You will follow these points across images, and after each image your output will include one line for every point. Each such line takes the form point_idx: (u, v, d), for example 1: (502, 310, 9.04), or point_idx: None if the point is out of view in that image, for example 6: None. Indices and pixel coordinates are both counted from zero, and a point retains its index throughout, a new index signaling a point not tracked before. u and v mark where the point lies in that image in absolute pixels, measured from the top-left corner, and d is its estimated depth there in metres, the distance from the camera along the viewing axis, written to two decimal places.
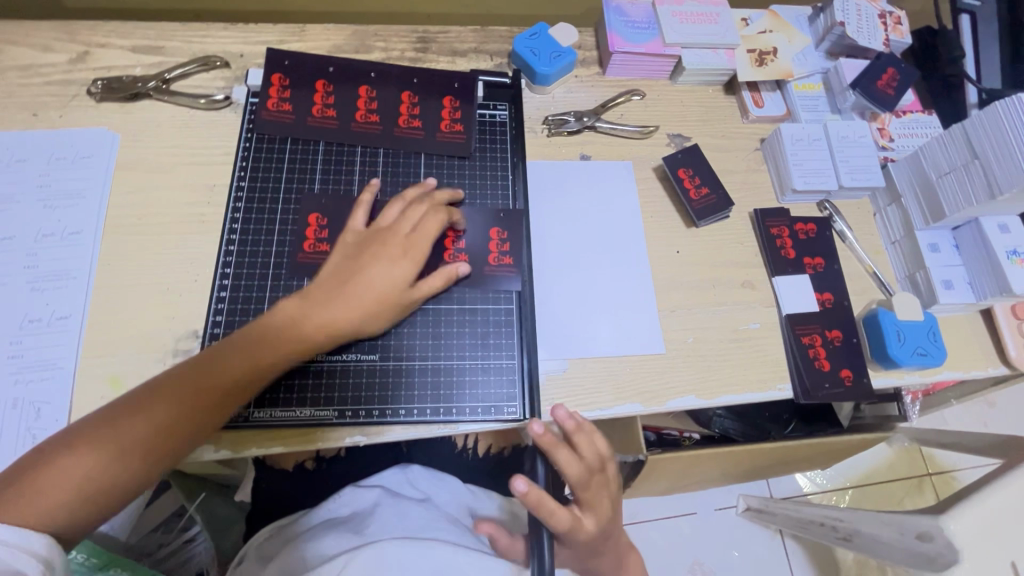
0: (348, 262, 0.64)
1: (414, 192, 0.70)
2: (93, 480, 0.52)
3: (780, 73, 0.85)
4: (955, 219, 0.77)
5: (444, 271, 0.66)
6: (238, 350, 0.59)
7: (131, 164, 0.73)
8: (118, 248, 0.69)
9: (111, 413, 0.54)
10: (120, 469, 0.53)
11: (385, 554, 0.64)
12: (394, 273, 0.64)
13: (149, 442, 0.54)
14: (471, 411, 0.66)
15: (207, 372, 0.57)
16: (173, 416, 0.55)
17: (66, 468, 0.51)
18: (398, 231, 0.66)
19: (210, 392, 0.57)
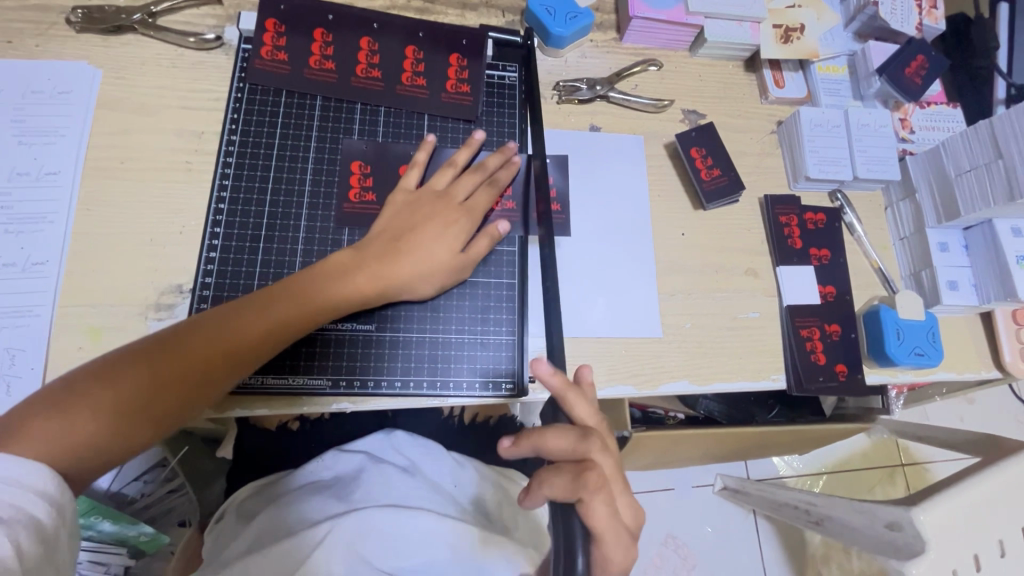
0: (403, 223, 0.63)
1: (465, 156, 0.67)
2: (115, 423, 0.49)
3: (804, 53, 0.81)
4: (968, 219, 0.75)
5: (487, 231, 0.64)
6: (285, 298, 0.57)
7: (113, 103, 0.69)
8: (99, 194, 0.66)
9: (138, 352, 0.52)
10: (141, 413, 0.50)
11: (371, 522, 0.65)
12: (448, 238, 0.63)
13: (168, 391, 0.51)
14: (468, 387, 0.64)
15: (248, 319, 0.55)
16: (196, 367, 0.53)
17: (86, 408, 0.48)
18: (452, 198, 0.65)
19: (239, 345, 0.54)
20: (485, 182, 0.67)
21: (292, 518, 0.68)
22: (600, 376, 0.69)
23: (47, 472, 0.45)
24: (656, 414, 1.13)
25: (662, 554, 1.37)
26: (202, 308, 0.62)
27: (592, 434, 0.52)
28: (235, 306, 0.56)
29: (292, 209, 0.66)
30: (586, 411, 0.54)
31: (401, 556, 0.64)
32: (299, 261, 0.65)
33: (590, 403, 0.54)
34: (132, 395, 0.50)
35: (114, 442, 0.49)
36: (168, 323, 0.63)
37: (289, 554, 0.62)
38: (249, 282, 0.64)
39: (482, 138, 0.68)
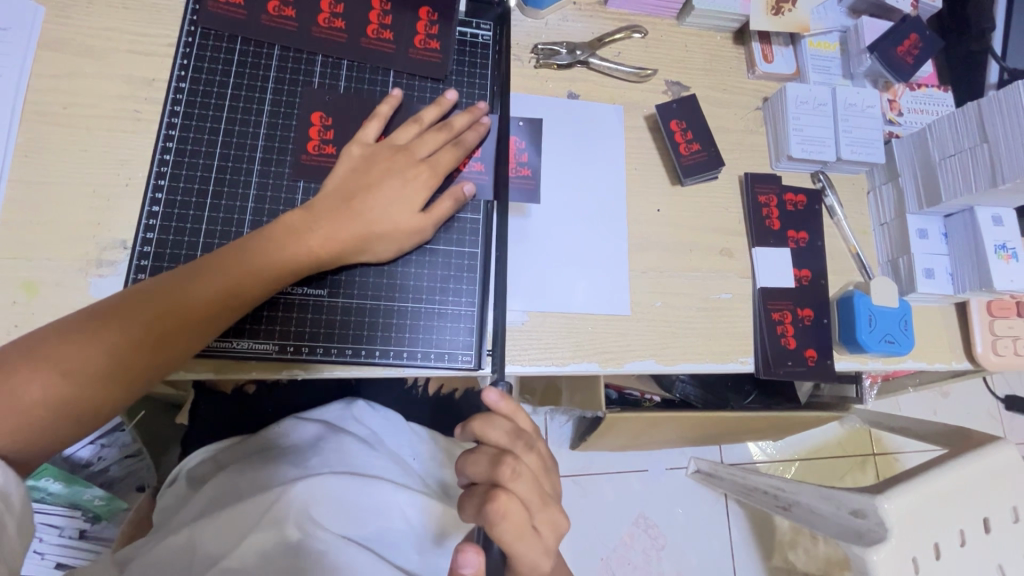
0: (360, 178, 0.59)
1: (432, 115, 0.64)
2: (54, 400, 0.47)
3: (796, 26, 0.76)
4: (949, 206, 0.73)
5: (451, 192, 0.61)
6: (233, 264, 0.54)
7: (57, 44, 0.64)
8: (39, 140, 0.62)
9: (78, 325, 0.49)
10: (89, 390, 0.49)
11: (328, 487, 0.63)
12: (409, 198, 0.60)
13: (116, 363, 0.49)
14: (423, 357, 0.61)
15: (193, 290, 0.52)
16: (143, 336, 0.50)
17: (20, 387, 0.46)
18: (412, 154, 0.61)
19: (189, 311, 0.52)
20: (450, 140, 0.63)
21: (246, 482, 0.66)
22: (563, 351, 0.68)
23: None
24: (631, 396, 1.12)
25: (632, 533, 1.39)
26: (142, 264, 0.59)
27: (505, 460, 0.49)
28: (177, 275, 0.53)
29: (243, 165, 0.62)
30: (501, 430, 0.50)
31: (358, 524, 0.63)
32: (249, 219, 0.61)
33: (500, 422, 0.50)
34: (69, 373, 0.48)
35: (62, 422, 0.48)
36: (110, 280, 0.59)
37: (244, 514, 0.60)
38: (194, 239, 0.60)
39: (455, 98, 0.65)
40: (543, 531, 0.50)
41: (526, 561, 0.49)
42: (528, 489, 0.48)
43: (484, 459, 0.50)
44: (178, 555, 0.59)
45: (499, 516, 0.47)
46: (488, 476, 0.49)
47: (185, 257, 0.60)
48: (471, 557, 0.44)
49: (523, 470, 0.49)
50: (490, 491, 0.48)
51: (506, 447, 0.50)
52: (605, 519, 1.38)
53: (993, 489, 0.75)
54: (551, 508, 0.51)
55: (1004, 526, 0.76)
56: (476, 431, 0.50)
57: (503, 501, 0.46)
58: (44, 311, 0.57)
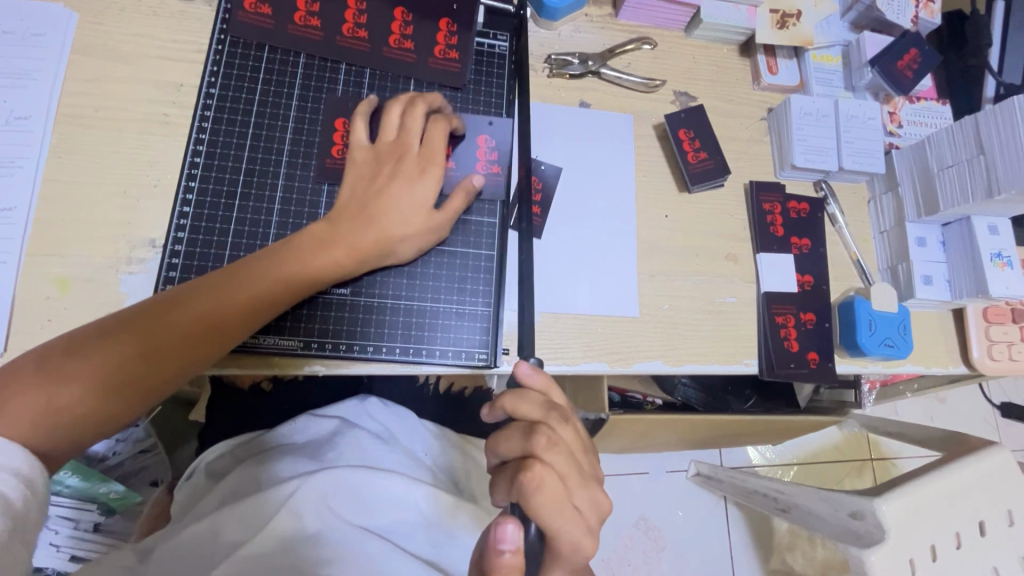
0: (368, 183, 0.61)
1: (434, 107, 0.65)
2: (94, 403, 0.50)
3: (799, 39, 0.79)
4: (947, 215, 0.76)
5: (462, 186, 0.64)
6: (265, 273, 0.56)
7: (90, 49, 0.67)
8: (72, 142, 0.64)
9: (114, 326, 0.51)
10: (124, 390, 0.51)
11: (345, 480, 0.65)
12: (418, 194, 0.61)
13: (150, 364, 0.52)
14: (441, 355, 0.64)
15: (227, 298, 0.54)
16: (176, 338, 0.52)
17: (63, 390, 0.48)
18: (414, 151, 0.62)
19: (221, 316, 0.54)
20: (452, 135, 0.64)
21: (264, 475, 0.67)
22: (574, 351, 0.70)
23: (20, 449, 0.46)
24: (634, 399, 1.14)
25: (633, 534, 1.41)
26: (172, 263, 0.61)
27: (538, 431, 0.51)
28: (209, 283, 0.55)
29: (269, 168, 0.65)
30: (533, 403, 0.53)
31: (375, 514, 0.65)
32: (275, 221, 0.63)
33: (531, 397, 0.53)
34: (108, 378, 0.50)
35: (95, 420, 0.50)
36: (140, 277, 0.61)
37: (265, 505, 0.62)
38: (222, 240, 0.62)
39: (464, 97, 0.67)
40: (583, 507, 0.50)
41: (568, 539, 0.49)
42: (564, 462, 0.50)
43: (517, 434, 0.52)
44: (200, 545, 0.60)
45: (535, 487, 0.48)
46: (522, 449, 0.51)
47: (213, 256, 0.62)
48: (510, 531, 0.44)
49: (558, 440, 0.51)
50: (525, 461, 0.49)
51: (539, 419, 0.52)
52: (607, 520, 1.40)
53: (987, 490, 0.78)
54: (590, 485, 0.51)
55: (998, 527, 0.78)
56: (509, 407, 0.53)
57: (537, 471, 0.48)
58: (76, 307, 0.59)
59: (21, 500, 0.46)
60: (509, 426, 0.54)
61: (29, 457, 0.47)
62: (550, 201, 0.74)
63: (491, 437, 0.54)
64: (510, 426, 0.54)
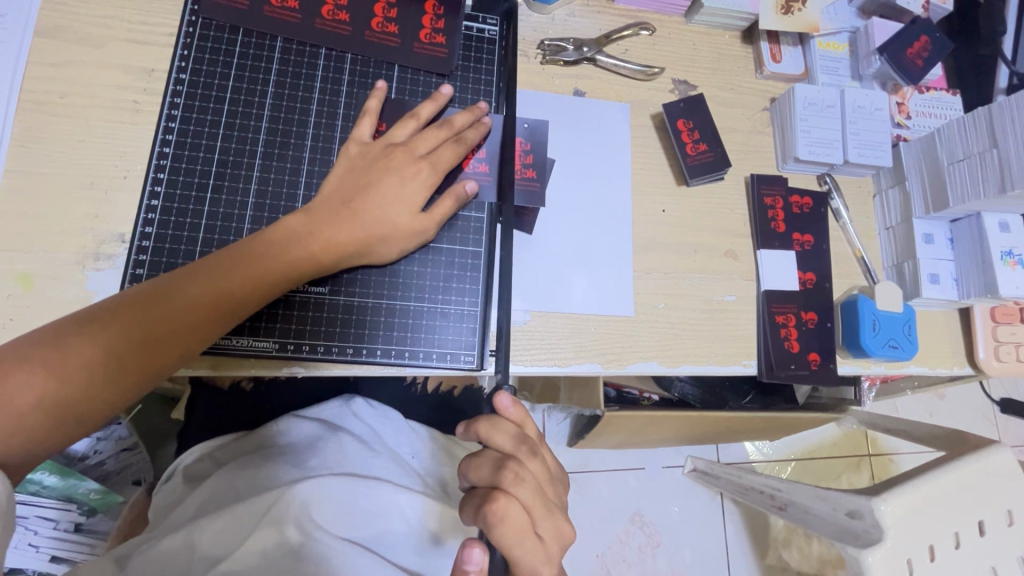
0: (358, 177, 0.58)
1: (429, 110, 0.63)
2: (59, 404, 0.47)
3: (804, 26, 0.75)
4: (956, 211, 0.73)
5: (452, 191, 0.61)
6: (237, 268, 0.53)
7: (53, 31, 0.63)
8: (35, 130, 0.60)
9: (81, 323, 0.48)
10: (88, 392, 0.48)
11: (327, 488, 0.63)
12: (409, 198, 0.58)
13: (118, 363, 0.49)
14: (425, 357, 0.61)
15: (198, 295, 0.51)
16: (146, 336, 0.49)
17: (17, 392, 0.45)
18: (411, 151, 0.60)
19: (192, 312, 0.51)
20: (451, 138, 0.62)
21: (243, 482, 0.65)
22: (566, 352, 0.67)
23: None
24: (631, 395, 1.12)
25: (628, 531, 1.39)
26: (140, 259, 0.58)
27: (507, 465, 0.48)
28: (178, 278, 0.52)
29: (244, 159, 0.61)
30: (505, 435, 0.49)
31: (359, 525, 0.63)
32: (249, 215, 0.60)
33: (504, 427, 0.50)
34: (67, 378, 0.47)
35: (59, 423, 0.47)
36: (108, 274, 0.58)
37: (243, 517, 0.59)
38: (194, 234, 0.59)
39: (450, 94, 0.64)
40: (546, 538, 0.48)
41: (527, 571, 0.47)
42: (530, 496, 0.47)
43: (486, 463, 0.49)
44: (175, 556, 0.58)
45: (498, 521, 0.46)
46: (490, 480, 0.48)
47: (184, 252, 0.58)
48: (475, 554, 0.45)
49: (525, 474, 0.48)
50: (490, 493, 0.47)
51: (509, 451, 0.49)
52: (602, 516, 1.39)
53: (990, 494, 0.76)
54: (555, 517, 0.49)
55: (1000, 530, 0.76)
56: (481, 434, 0.50)
57: (501, 506, 0.46)
58: (39, 306, 0.56)
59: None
60: (480, 452, 0.51)
61: None
62: (544, 162, 0.69)
63: (462, 462, 0.51)
64: (481, 452, 0.51)
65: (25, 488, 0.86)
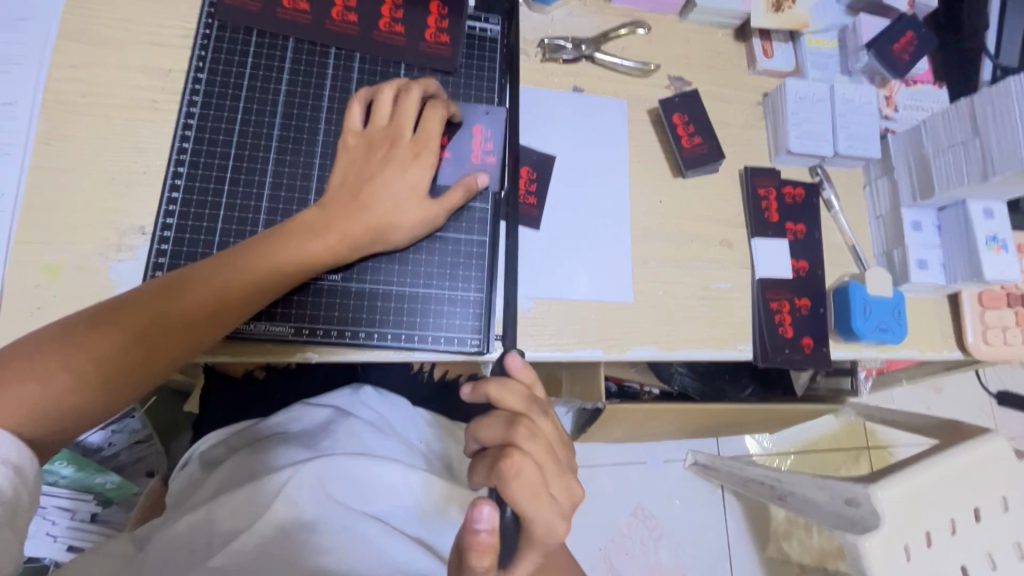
0: (361, 169, 0.61)
1: (438, 106, 0.66)
2: (92, 387, 0.49)
3: (794, 23, 0.78)
4: (942, 199, 0.76)
5: (464, 182, 0.64)
6: (256, 260, 0.55)
7: (75, 34, 0.66)
8: (59, 128, 0.63)
9: (110, 311, 0.51)
10: (118, 377, 0.51)
11: (341, 468, 0.65)
12: (417, 187, 0.61)
13: (146, 349, 0.51)
14: (433, 340, 0.63)
15: (219, 285, 0.54)
16: (170, 323, 0.52)
17: (54, 378, 0.48)
18: (409, 138, 0.62)
19: (214, 300, 0.54)
20: (447, 124, 0.64)
21: (257, 463, 0.67)
22: (568, 337, 0.70)
23: (12, 439, 0.45)
24: (631, 388, 1.14)
25: (631, 523, 1.41)
26: (161, 249, 0.60)
27: (519, 421, 0.51)
28: (200, 269, 0.54)
29: (259, 154, 0.64)
30: (516, 396, 0.52)
31: (371, 502, 0.65)
32: (264, 207, 0.63)
33: (514, 389, 0.52)
34: (100, 364, 0.50)
35: (92, 406, 0.50)
36: (130, 265, 0.61)
37: (258, 496, 0.62)
38: (212, 225, 0.62)
39: (445, 81, 0.66)
40: (557, 495, 0.50)
41: (541, 526, 0.50)
42: (542, 451, 0.50)
43: (498, 420, 0.51)
44: (196, 535, 0.60)
45: (513, 475, 0.48)
46: (502, 437, 0.50)
47: (203, 243, 0.61)
48: (486, 511, 0.45)
49: (537, 431, 0.51)
50: (503, 450, 0.49)
51: (521, 410, 0.52)
52: (604, 508, 1.41)
53: (981, 473, 0.78)
54: (566, 477, 0.52)
55: (991, 510, 0.78)
56: (491, 395, 0.52)
57: (515, 459, 0.48)
58: (64, 295, 0.59)
59: (11, 490, 0.45)
60: (491, 413, 0.53)
61: (19, 445, 0.46)
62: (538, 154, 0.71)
63: (472, 424, 0.53)
64: (491, 413, 0.53)
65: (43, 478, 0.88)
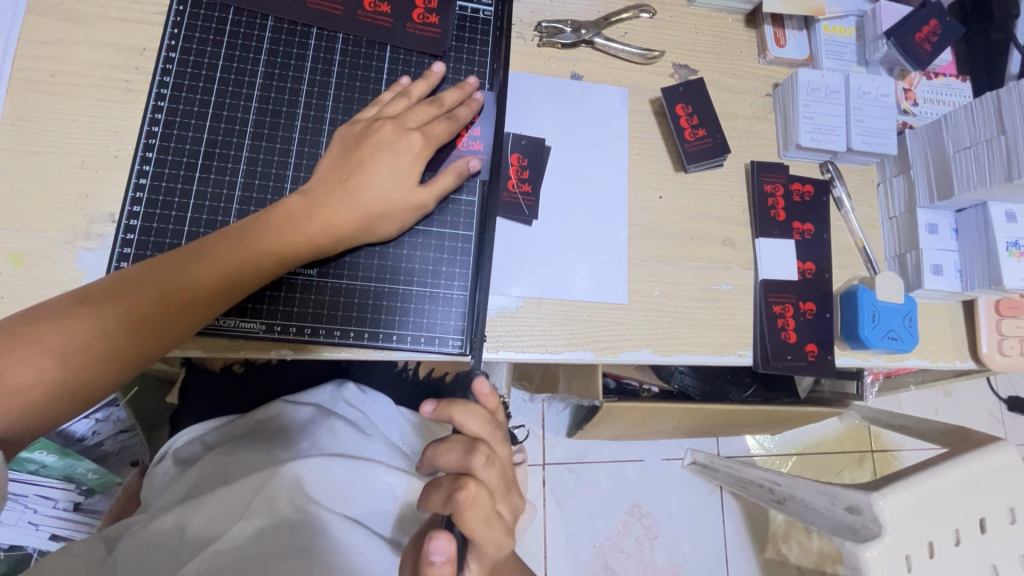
0: (349, 155, 0.58)
1: (421, 91, 0.62)
2: (52, 383, 0.47)
3: (809, 9, 0.73)
4: (961, 201, 0.71)
5: (455, 167, 0.61)
6: (232, 251, 0.53)
7: (44, 9, 0.62)
8: (26, 109, 0.60)
9: (76, 301, 0.48)
10: (82, 374, 0.48)
11: (319, 469, 0.63)
12: (401, 172, 0.58)
13: (115, 344, 0.48)
14: (413, 340, 0.61)
15: (192, 276, 0.51)
16: (140, 316, 0.49)
17: (16, 370, 0.45)
18: (401, 124, 0.59)
19: (188, 294, 0.51)
20: (442, 116, 0.62)
21: (234, 463, 0.65)
22: (558, 338, 0.66)
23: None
24: (630, 386, 1.11)
25: (626, 522, 1.39)
26: (127, 238, 0.58)
27: (479, 447, 0.47)
28: (177, 257, 0.52)
29: (233, 139, 0.61)
30: (480, 422, 0.49)
31: (351, 506, 0.63)
32: (237, 196, 0.60)
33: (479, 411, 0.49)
34: (64, 361, 0.47)
35: (59, 403, 0.48)
36: (98, 254, 0.58)
37: (236, 497, 0.59)
38: (182, 214, 0.59)
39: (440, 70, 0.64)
40: (506, 517, 0.49)
41: (490, 551, 0.48)
42: (498, 478, 0.47)
43: (456, 446, 0.47)
44: (164, 538, 0.57)
45: (468, 507, 0.45)
46: (459, 464, 0.47)
47: (171, 232, 0.58)
48: (443, 545, 0.43)
49: (496, 457, 0.47)
50: (460, 479, 0.46)
51: (482, 434, 0.48)
52: (599, 507, 1.38)
53: (990, 490, 0.74)
54: (515, 498, 0.50)
55: (1001, 528, 0.75)
56: (455, 418, 0.47)
57: (472, 494, 0.45)
58: (29, 285, 0.56)
59: None
60: (447, 436, 0.49)
61: None
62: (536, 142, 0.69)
63: (428, 449, 0.49)
64: (449, 436, 0.49)
65: (23, 466, 0.87)
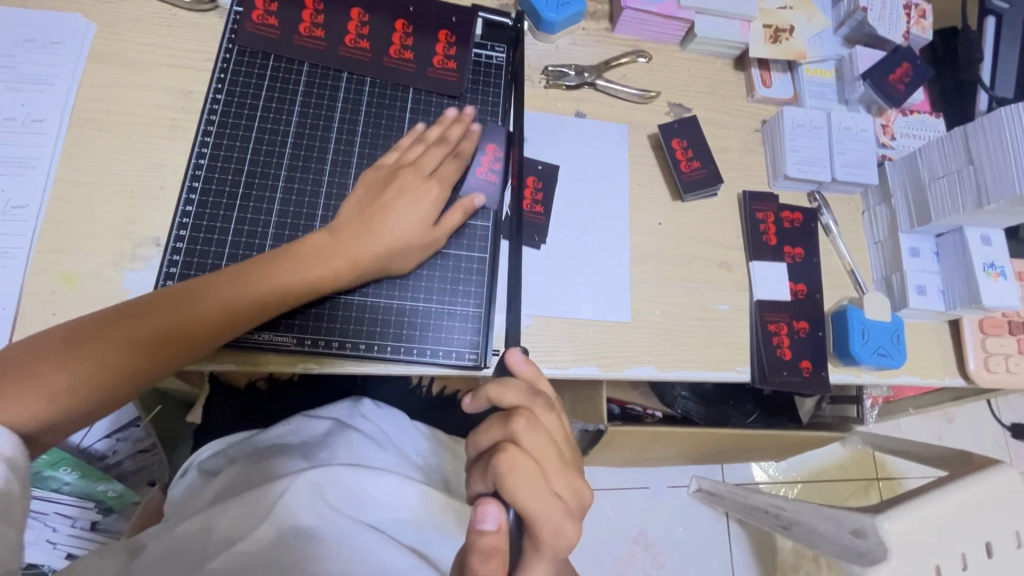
0: (374, 198, 0.63)
1: (455, 131, 0.68)
2: (92, 389, 0.51)
3: (791, 53, 0.81)
4: (940, 225, 0.76)
5: (461, 204, 0.66)
6: (263, 275, 0.58)
7: (103, 56, 0.70)
8: (84, 144, 0.66)
9: (119, 316, 0.53)
10: (117, 381, 0.52)
11: (337, 476, 0.66)
12: (421, 211, 0.63)
13: (150, 355, 0.53)
14: (431, 354, 0.65)
15: (224, 297, 0.56)
16: (173, 331, 0.54)
17: (60, 379, 0.49)
18: (420, 170, 0.65)
19: (217, 311, 0.56)
20: (451, 154, 0.68)
21: (256, 473, 0.68)
22: (564, 355, 0.70)
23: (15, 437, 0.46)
24: (634, 411, 1.11)
25: (632, 551, 1.38)
26: (173, 260, 0.63)
27: (517, 414, 0.51)
28: (210, 282, 0.57)
29: (271, 171, 0.67)
30: (520, 395, 0.53)
31: (367, 510, 0.66)
32: (273, 222, 0.65)
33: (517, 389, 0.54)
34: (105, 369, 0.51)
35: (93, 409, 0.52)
36: (142, 274, 0.63)
37: (255, 504, 0.62)
38: (223, 238, 0.64)
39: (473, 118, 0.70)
40: (564, 494, 0.50)
41: (546, 526, 0.49)
42: (541, 445, 0.50)
43: (495, 421, 0.52)
44: (191, 540, 0.60)
45: (509, 470, 0.48)
46: (501, 434, 0.51)
47: (213, 254, 0.64)
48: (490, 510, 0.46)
49: (537, 423, 0.51)
50: (502, 445, 0.50)
51: (522, 404, 0.53)
52: (605, 533, 1.38)
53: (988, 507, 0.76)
54: (570, 475, 0.51)
55: (1010, 551, 0.74)
56: (492, 396, 0.53)
57: (509, 453, 0.48)
58: (79, 302, 0.61)
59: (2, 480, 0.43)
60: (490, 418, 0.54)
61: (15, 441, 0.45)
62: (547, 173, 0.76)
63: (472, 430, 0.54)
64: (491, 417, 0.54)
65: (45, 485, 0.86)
